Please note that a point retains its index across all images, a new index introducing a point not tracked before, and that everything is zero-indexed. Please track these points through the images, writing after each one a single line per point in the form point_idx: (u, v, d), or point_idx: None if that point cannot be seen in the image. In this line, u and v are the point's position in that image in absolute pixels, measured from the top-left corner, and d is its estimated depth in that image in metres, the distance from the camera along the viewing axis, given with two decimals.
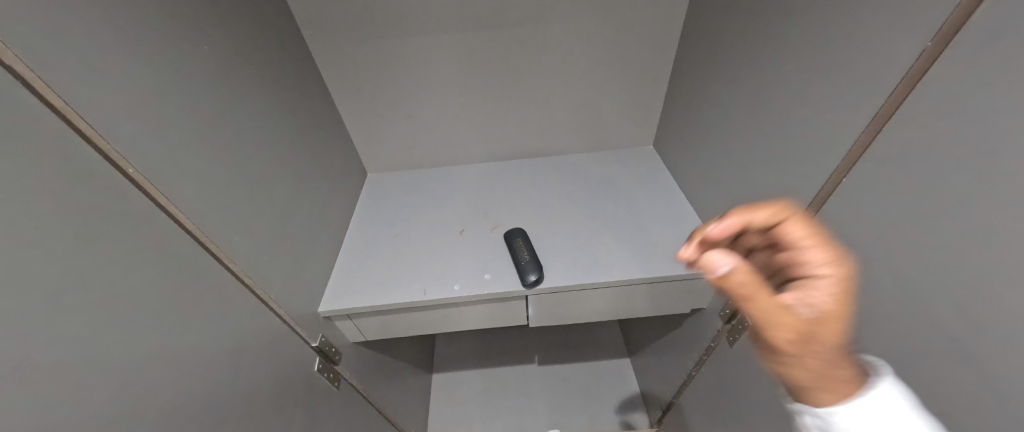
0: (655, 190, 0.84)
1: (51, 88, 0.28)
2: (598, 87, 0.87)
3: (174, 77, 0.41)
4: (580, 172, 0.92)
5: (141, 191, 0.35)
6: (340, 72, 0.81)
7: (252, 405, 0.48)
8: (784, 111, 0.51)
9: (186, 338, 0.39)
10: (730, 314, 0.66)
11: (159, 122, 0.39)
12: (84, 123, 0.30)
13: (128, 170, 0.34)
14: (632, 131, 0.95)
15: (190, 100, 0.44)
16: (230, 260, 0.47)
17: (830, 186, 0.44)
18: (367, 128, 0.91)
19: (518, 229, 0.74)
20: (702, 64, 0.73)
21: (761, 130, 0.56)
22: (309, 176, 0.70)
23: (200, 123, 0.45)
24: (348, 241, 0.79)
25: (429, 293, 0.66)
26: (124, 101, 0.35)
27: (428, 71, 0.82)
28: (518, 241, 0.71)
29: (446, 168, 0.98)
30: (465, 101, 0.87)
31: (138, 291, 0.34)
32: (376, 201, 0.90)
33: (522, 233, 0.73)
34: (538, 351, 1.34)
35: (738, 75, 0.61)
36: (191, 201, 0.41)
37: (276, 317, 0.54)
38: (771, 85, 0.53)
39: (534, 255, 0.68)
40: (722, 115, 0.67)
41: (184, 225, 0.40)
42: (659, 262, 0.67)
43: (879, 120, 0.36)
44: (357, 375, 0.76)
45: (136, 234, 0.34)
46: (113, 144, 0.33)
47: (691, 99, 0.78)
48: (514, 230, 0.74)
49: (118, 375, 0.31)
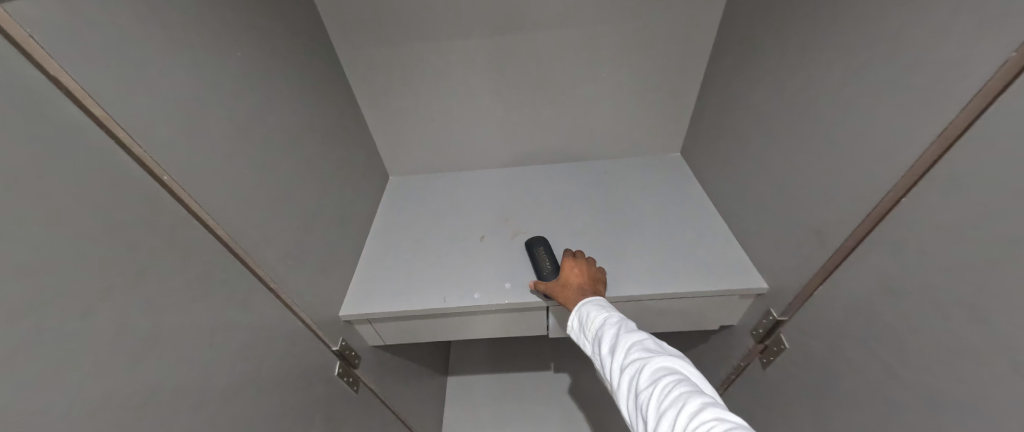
0: (683, 200, 0.81)
1: (92, 98, 0.30)
2: (623, 93, 0.84)
3: (202, 85, 0.42)
4: (605, 179, 0.90)
5: (173, 197, 0.37)
6: (365, 77, 0.82)
7: (272, 409, 0.48)
8: (823, 125, 0.48)
9: (212, 342, 0.40)
10: (764, 334, 0.62)
11: (190, 131, 0.40)
12: (116, 128, 0.31)
13: (163, 177, 0.35)
14: (657, 137, 0.92)
15: (219, 108, 0.45)
16: (255, 264, 0.48)
17: (880, 211, 0.40)
18: (391, 132, 0.92)
19: (538, 237, 0.72)
20: (735, 70, 0.69)
21: (797, 142, 0.53)
22: (332, 181, 0.71)
23: (225, 130, 0.45)
24: (370, 244, 0.80)
25: (448, 302, 0.65)
26: (158, 111, 0.36)
27: (451, 76, 0.82)
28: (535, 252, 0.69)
29: (469, 173, 0.98)
30: (487, 105, 0.86)
31: (167, 294, 0.35)
32: (398, 204, 0.91)
33: (539, 242, 0.70)
34: (553, 358, 1.32)
35: (775, 84, 0.58)
36: (218, 207, 0.42)
37: (298, 322, 0.55)
38: (812, 94, 0.50)
39: (552, 265, 0.65)
40: (756, 125, 0.63)
41: (212, 230, 0.41)
42: (687, 276, 0.65)
43: (946, 138, 0.33)
44: (376, 379, 0.77)
45: (168, 239, 0.36)
46: (149, 152, 0.34)
47: (722, 106, 0.74)
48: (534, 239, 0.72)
49: (145, 378, 0.32)
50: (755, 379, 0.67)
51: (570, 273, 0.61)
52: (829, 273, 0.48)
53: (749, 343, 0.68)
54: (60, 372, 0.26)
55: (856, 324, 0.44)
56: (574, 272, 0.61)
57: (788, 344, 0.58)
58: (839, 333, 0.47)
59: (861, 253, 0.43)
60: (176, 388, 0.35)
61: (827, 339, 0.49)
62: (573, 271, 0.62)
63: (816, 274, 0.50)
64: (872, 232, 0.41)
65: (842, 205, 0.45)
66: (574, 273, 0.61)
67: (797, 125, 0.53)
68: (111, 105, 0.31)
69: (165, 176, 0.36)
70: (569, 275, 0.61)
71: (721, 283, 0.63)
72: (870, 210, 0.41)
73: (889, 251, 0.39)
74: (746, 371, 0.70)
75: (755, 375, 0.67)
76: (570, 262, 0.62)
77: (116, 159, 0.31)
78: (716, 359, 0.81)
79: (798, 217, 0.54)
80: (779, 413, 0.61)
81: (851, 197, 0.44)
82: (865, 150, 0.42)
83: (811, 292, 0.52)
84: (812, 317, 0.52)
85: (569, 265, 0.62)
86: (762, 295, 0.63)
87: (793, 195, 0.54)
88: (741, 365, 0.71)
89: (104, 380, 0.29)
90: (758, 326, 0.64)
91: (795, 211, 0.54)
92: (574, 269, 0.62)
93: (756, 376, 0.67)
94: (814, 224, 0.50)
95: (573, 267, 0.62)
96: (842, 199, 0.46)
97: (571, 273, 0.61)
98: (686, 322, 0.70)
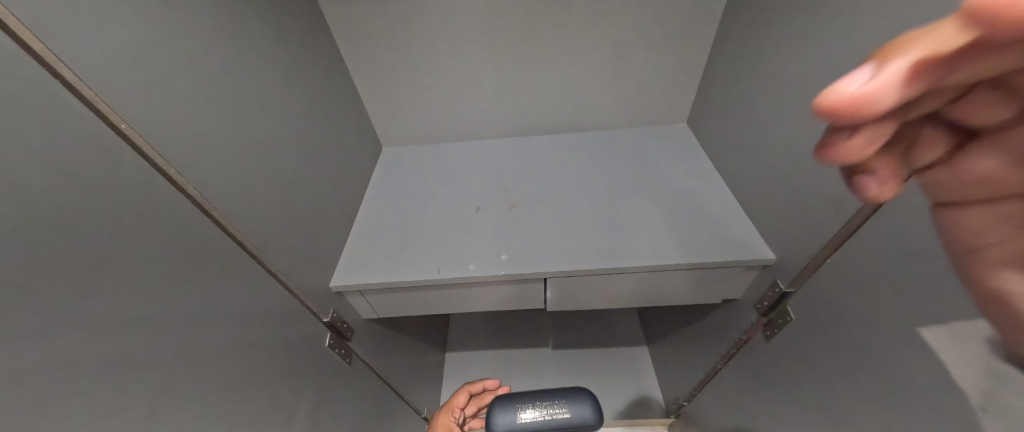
0: (688, 170, 0.78)
1: (28, 28, 0.26)
2: (629, 57, 0.80)
3: (171, 29, 0.39)
4: (608, 150, 0.86)
5: (132, 148, 0.33)
6: (356, 39, 0.78)
7: (264, 378, 0.47)
8: (842, 82, 0.45)
9: (195, 307, 0.38)
10: (768, 306, 0.60)
11: (157, 79, 0.36)
12: (59, 65, 0.28)
13: (118, 124, 0.32)
14: (663, 107, 0.88)
15: (192, 57, 0.41)
16: (236, 230, 0.45)
17: None
18: (384, 101, 0.88)
19: (495, 398, 0.61)
20: (748, 29, 0.65)
21: (810, 104, 0.50)
22: (321, 148, 0.68)
23: (198, 80, 0.41)
24: (362, 215, 0.78)
25: (442, 272, 0.63)
26: (116, 52, 0.33)
27: (447, 39, 0.78)
28: (521, 409, 0.58)
29: (465, 143, 0.94)
30: (485, 71, 0.82)
31: (137, 254, 0.32)
32: (391, 175, 0.88)
33: (507, 402, 0.59)
34: (551, 335, 1.33)
35: (790, 41, 0.54)
36: (193, 165, 0.39)
37: (287, 291, 0.53)
38: (831, 48, 0.46)
39: (550, 398, 0.59)
40: (766, 88, 0.60)
41: (183, 189, 0.38)
42: (689, 247, 0.62)
43: None
44: (370, 352, 0.76)
45: (131, 192, 0.32)
46: (100, 94, 0.31)
47: (731, 71, 0.70)
48: (495, 407, 0.59)
49: (120, 337, 0.30)
50: (756, 352, 0.66)
51: (463, 400, 0.69)
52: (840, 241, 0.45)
53: (752, 317, 0.66)
54: (10, 337, 0.23)
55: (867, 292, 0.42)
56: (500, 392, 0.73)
57: (793, 316, 0.56)
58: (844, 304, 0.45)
59: None
60: (158, 350, 0.33)
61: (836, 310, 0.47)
62: (467, 395, 0.71)
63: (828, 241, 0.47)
64: None
65: None
66: (467, 395, 0.71)
67: (812, 83, 0.49)
68: (52, 37, 0.28)
69: (121, 123, 0.32)
70: (459, 398, 0.70)
71: (724, 254, 0.60)
72: None
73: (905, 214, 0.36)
74: (747, 345, 0.69)
75: (756, 348, 0.65)
76: (463, 387, 0.71)
77: (60, 97, 0.28)
78: (716, 334, 0.79)
79: (808, 181, 0.51)
80: (780, 386, 0.60)
81: None
82: None
83: (821, 262, 0.48)
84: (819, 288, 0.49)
85: (470, 402, 0.71)
86: (768, 266, 0.60)
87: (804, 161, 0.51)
88: (742, 339, 0.70)
89: (66, 347, 0.26)
90: (763, 299, 0.62)
91: (804, 176, 0.52)
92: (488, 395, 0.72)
93: (756, 349, 0.66)
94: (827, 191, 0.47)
95: (471, 385, 0.72)
96: None
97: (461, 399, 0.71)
98: (687, 294, 0.68)
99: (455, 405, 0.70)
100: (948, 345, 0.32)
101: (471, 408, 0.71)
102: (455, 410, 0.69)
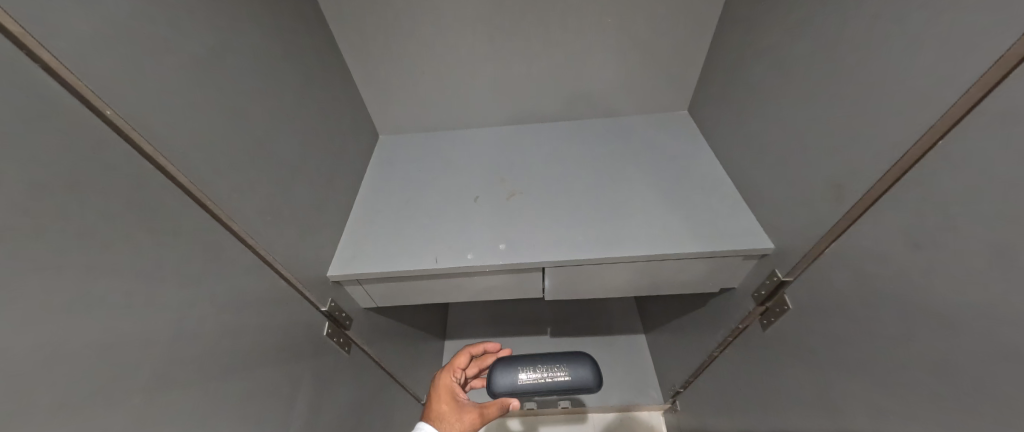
0: (688, 159, 0.77)
1: (5, 11, 0.25)
2: (630, 43, 0.78)
3: (160, 12, 0.37)
4: (608, 139, 0.85)
5: (121, 136, 0.32)
6: (349, 24, 0.76)
7: (263, 367, 0.47)
8: (844, 71, 0.44)
9: (192, 299, 0.37)
10: (765, 295, 0.60)
11: (145, 64, 0.35)
12: (40, 50, 0.27)
13: (105, 111, 0.31)
14: (665, 95, 0.87)
15: (183, 41, 0.39)
16: (230, 219, 0.44)
17: (903, 163, 0.36)
18: (379, 88, 0.86)
19: (495, 360, 0.62)
20: (750, 15, 0.63)
21: (809, 94, 0.49)
22: (317, 137, 0.66)
23: (190, 65, 0.40)
24: (359, 203, 0.77)
25: (441, 262, 0.63)
26: (102, 36, 0.31)
27: (443, 24, 0.75)
28: (521, 371, 0.59)
29: (462, 131, 0.93)
30: (482, 57, 0.80)
31: (131, 245, 0.32)
32: (387, 163, 0.87)
33: (508, 364, 0.60)
34: (550, 323, 1.34)
35: (793, 28, 0.53)
36: (185, 153, 0.38)
37: (284, 281, 0.52)
38: (836, 36, 0.45)
39: (550, 362, 0.60)
40: (768, 77, 0.59)
41: (175, 178, 0.37)
42: (688, 237, 0.62)
43: (995, 71, 0.29)
44: (369, 341, 0.76)
45: (121, 178, 0.31)
46: (86, 79, 0.29)
47: (733, 58, 0.69)
48: (495, 370, 0.60)
49: (115, 330, 0.30)
50: (752, 340, 0.66)
51: (464, 361, 0.67)
52: (842, 230, 0.44)
53: (749, 306, 0.66)
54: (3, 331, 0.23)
55: (861, 285, 0.42)
56: (501, 354, 0.71)
57: (790, 305, 0.55)
58: (841, 295, 0.45)
59: (872, 209, 0.40)
60: (156, 342, 0.33)
61: (829, 301, 0.47)
62: (468, 356, 0.68)
63: (829, 231, 0.46)
64: (891, 189, 0.38)
65: (857, 159, 0.42)
66: (468, 356, 0.68)
67: (815, 71, 0.48)
68: (30, 20, 0.26)
69: (108, 110, 0.31)
70: (459, 359, 0.67)
71: (723, 243, 0.60)
72: (895, 160, 0.37)
73: (902, 206, 0.36)
74: (744, 333, 0.69)
75: (753, 337, 0.66)
76: (464, 349, 0.68)
77: (41, 83, 0.26)
78: (713, 323, 0.80)
79: (807, 172, 0.50)
80: (775, 373, 0.60)
81: (866, 151, 0.40)
82: (892, 94, 0.38)
83: (822, 250, 0.48)
84: (815, 279, 0.49)
85: (470, 364, 0.70)
86: (767, 255, 0.60)
87: (803, 152, 0.51)
88: (739, 328, 0.70)
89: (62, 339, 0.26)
90: (761, 287, 0.62)
91: (803, 166, 0.51)
92: (488, 358, 0.71)
93: (753, 338, 0.66)
94: (828, 181, 0.46)
95: (471, 346, 0.70)
96: (855, 153, 0.42)
97: (461, 360, 0.69)
98: (685, 283, 0.68)
99: (456, 366, 0.67)
100: (952, 336, 0.32)
101: (471, 369, 0.69)
102: (456, 371, 0.67)
